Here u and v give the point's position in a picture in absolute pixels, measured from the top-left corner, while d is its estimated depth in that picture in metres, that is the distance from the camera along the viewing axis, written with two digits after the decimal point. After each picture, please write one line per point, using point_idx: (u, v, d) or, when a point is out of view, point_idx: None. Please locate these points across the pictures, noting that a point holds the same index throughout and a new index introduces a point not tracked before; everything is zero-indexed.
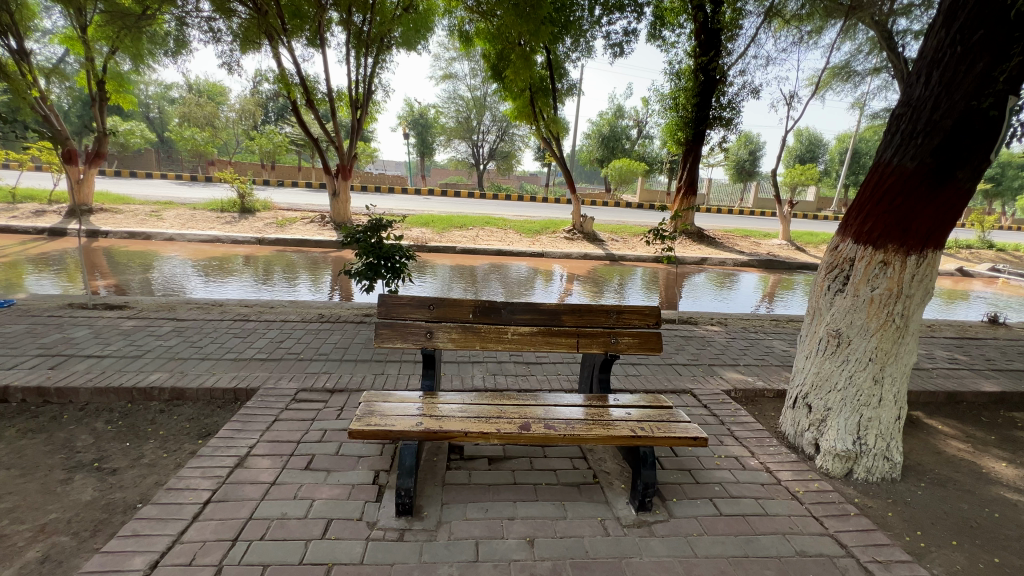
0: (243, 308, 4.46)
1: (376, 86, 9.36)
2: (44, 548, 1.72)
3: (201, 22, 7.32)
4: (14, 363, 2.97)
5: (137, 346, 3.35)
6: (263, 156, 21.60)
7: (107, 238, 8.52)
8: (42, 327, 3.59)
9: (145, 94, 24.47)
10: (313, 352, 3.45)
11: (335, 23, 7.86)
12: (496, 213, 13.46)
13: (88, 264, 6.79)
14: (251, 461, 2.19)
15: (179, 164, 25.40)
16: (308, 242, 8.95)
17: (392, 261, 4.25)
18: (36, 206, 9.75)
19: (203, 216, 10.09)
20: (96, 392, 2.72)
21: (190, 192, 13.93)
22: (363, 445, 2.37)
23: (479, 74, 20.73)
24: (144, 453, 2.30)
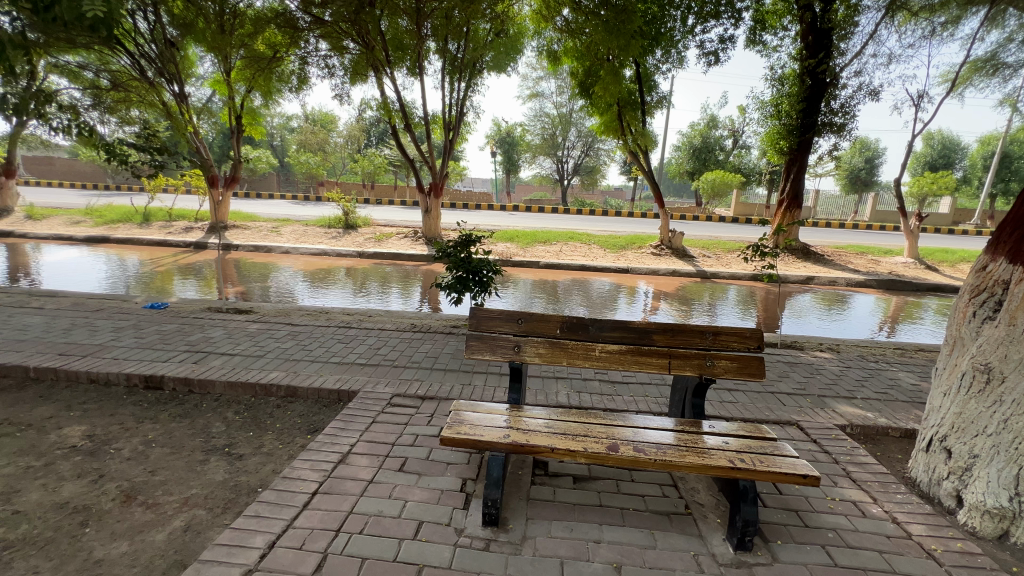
0: (346, 316, 4.87)
1: (468, 109, 9.83)
2: (186, 519, 1.99)
3: (319, 60, 8.22)
4: (167, 357, 3.50)
5: (259, 346, 3.80)
6: (365, 176, 23.58)
7: (237, 250, 9.77)
8: (188, 328, 4.20)
9: (271, 125, 27.95)
10: (406, 360, 3.66)
11: (433, 52, 8.42)
12: (580, 228, 13.39)
13: (222, 273, 7.84)
14: (352, 458, 2.37)
15: (295, 185, 28.53)
16: (401, 256, 9.56)
17: (479, 275, 4.39)
18: (185, 223, 11.49)
19: (313, 232, 11.22)
20: (228, 385, 3.12)
21: (304, 211, 15.57)
22: (452, 453, 2.46)
23: (565, 91, 20.97)
24: (264, 443, 2.59)
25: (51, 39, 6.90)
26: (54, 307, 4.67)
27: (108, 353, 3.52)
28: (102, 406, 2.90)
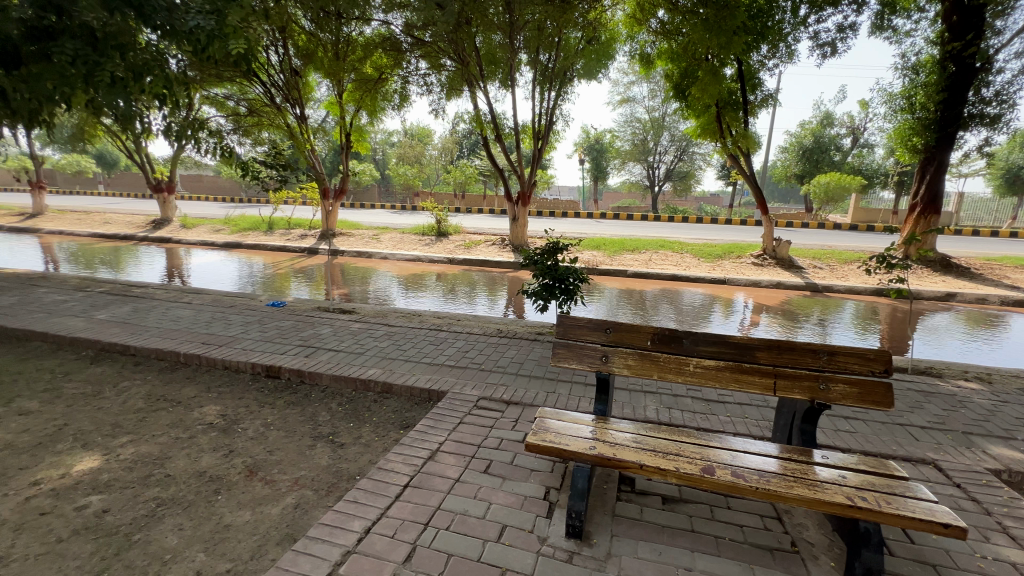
0: (437, 319, 5.11)
1: (557, 117, 9.89)
2: (296, 497, 2.20)
3: (419, 79, 8.77)
4: (284, 350, 3.93)
5: (360, 344, 4.12)
6: (457, 186, 24.68)
7: (343, 256, 10.72)
8: (302, 324, 4.68)
9: (375, 141, 30.38)
10: (493, 364, 3.74)
11: (525, 64, 8.60)
12: (671, 236, 12.81)
13: (330, 276, 8.64)
14: (440, 456, 2.47)
15: (394, 196, 30.68)
16: (489, 262, 9.83)
17: (566, 283, 4.36)
18: (302, 231, 12.85)
19: (409, 239, 11.96)
20: (333, 379, 3.41)
21: (401, 219, 16.67)
22: (536, 460, 2.46)
23: (658, 94, 20.27)
24: (363, 434, 2.79)
25: (205, 75, 8.12)
26: (199, 303, 5.46)
27: (238, 344, 4.03)
28: (233, 390, 3.32)
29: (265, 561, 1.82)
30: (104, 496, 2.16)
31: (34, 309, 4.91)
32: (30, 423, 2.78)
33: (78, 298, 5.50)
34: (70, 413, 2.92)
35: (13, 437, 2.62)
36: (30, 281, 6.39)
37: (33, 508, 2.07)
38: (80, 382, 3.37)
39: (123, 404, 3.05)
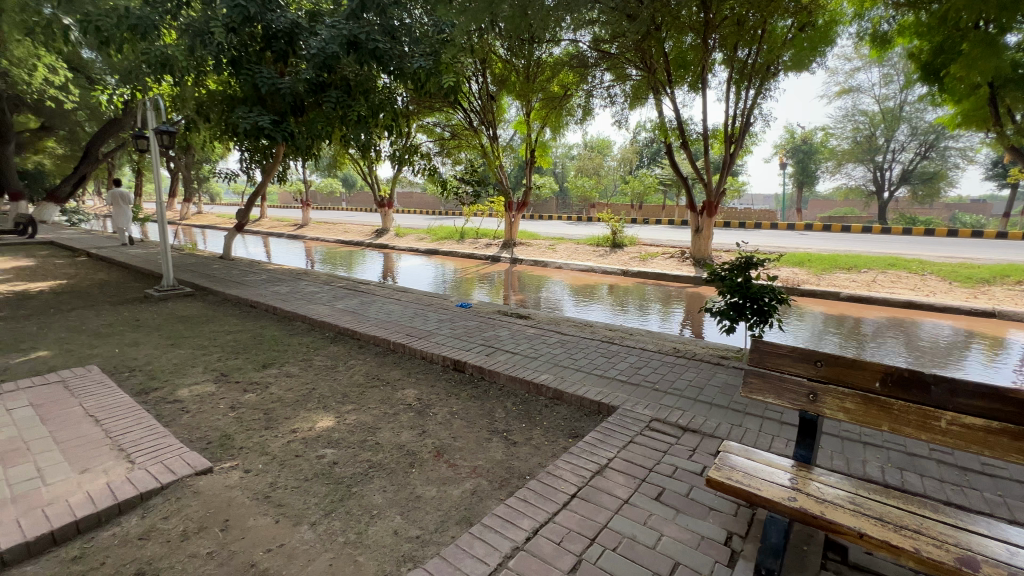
0: (609, 331, 5.05)
1: (755, 117, 8.89)
2: (473, 484, 2.40)
3: (603, 92, 8.85)
4: (470, 347, 4.35)
5: (535, 349, 4.31)
6: (634, 197, 24.16)
7: (521, 264, 11.44)
8: (485, 325, 5.13)
9: (556, 155, 31.81)
10: (668, 385, 3.51)
11: (719, 63, 7.98)
12: (907, 253, 10.28)
13: (509, 282, 9.30)
14: (608, 473, 2.41)
15: (571, 208, 31.59)
16: (666, 276, 9.32)
17: (759, 303, 3.85)
18: (487, 240, 14.16)
19: (583, 249, 12.13)
20: (509, 379, 3.64)
21: (577, 230, 17.04)
22: (717, 498, 2.21)
23: (895, 79, 16.55)
24: (534, 436, 2.90)
25: (421, 108, 9.61)
26: (406, 300, 6.44)
27: (433, 338, 4.61)
28: (427, 377, 3.82)
29: (447, 536, 2.02)
30: (335, 451, 2.69)
31: (299, 297, 6.44)
32: (292, 383, 3.64)
33: (325, 290, 7.03)
34: (317, 380, 3.72)
35: (282, 393, 3.46)
36: (298, 275, 8.42)
37: (291, 450, 2.69)
38: (324, 357, 4.28)
39: (350, 378, 3.76)
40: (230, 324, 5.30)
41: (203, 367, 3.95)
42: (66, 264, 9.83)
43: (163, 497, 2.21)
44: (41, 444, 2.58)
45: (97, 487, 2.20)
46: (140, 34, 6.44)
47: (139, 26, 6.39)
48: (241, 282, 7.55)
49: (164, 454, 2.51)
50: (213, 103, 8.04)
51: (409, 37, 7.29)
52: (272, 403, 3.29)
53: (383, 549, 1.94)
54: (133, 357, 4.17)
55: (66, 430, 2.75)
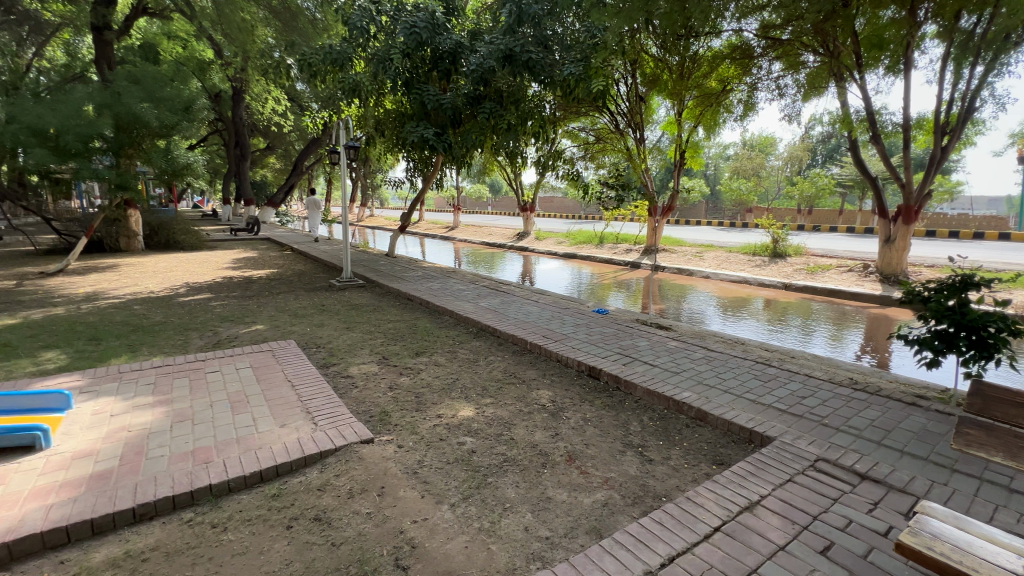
0: (765, 351, 4.49)
1: (983, 100, 7.08)
2: (604, 496, 2.33)
3: (770, 83, 7.93)
4: (606, 354, 4.26)
5: (676, 364, 4.04)
6: (802, 201, 21.23)
7: (664, 271, 10.85)
8: (622, 334, 4.98)
9: (708, 156, 29.56)
10: (841, 422, 2.99)
11: (931, 37, 6.55)
12: None
13: (648, 290, 8.90)
14: (760, 511, 2.14)
15: (723, 212, 29.02)
16: (841, 293, 7.96)
17: (977, 334, 3.06)
18: (628, 246, 13.77)
19: (736, 258, 11.03)
20: (646, 392, 3.47)
21: (730, 237, 15.57)
22: (907, 568, 1.80)
23: None
24: (671, 456, 2.72)
25: (568, 114, 9.75)
26: (544, 302, 6.59)
27: (569, 342, 4.62)
28: (562, 380, 3.85)
29: (576, 543, 2.01)
30: (473, 440, 2.87)
31: (448, 293, 7.03)
32: (440, 372, 3.99)
33: (471, 288, 7.55)
34: (460, 371, 4.01)
35: (431, 379, 3.81)
36: (448, 273, 9.20)
37: (436, 433, 2.94)
38: (468, 350, 4.60)
39: (490, 373, 3.98)
40: (392, 314, 6.02)
41: (369, 349, 4.55)
42: (278, 256, 12.22)
43: (336, 457, 2.60)
44: (256, 399, 3.24)
45: (291, 440, 2.68)
46: (339, 66, 7.71)
47: (338, 59, 7.65)
48: (402, 277, 8.52)
49: (338, 421, 2.95)
50: (388, 119, 9.23)
51: (560, 44, 7.43)
52: (423, 388, 3.64)
53: (513, 543, 2.00)
54: (319, 335, 4.99)
55: (273, 390, 3.40)
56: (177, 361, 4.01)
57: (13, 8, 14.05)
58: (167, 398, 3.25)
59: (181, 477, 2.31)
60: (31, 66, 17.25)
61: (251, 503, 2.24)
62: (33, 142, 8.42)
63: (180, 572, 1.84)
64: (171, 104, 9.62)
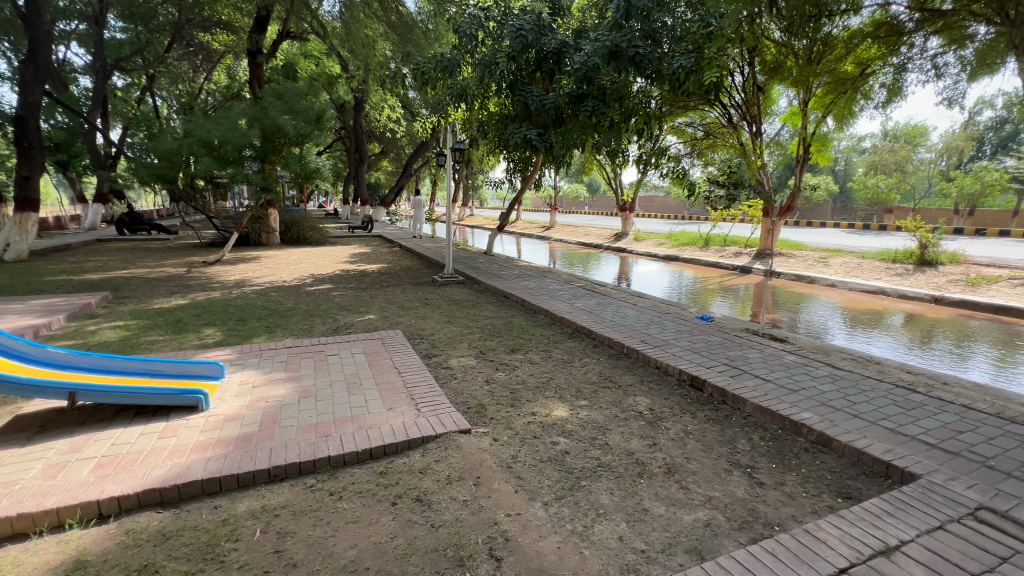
0: (908, 374, 3.87)
1: None
2: (707, 516, 2.18)
3: (924, 62, 6.81)
4: (710, 364, 3.98)
5: (794, 380, 3.64)
6: (961, 199, 17.99)
7: (779, 278, 9.88)
8: (730, 343, 4.62)
9: (838, 149, 26.30)
10: (1014, 467, 2.47)
11: None
12: None
13: (759, 297, 8.17)
14: (900, 560, 1.84)
15: (854, 213, 25.65)
16: (1014, 310, 6.60)
17: None
18: (737, 249, 12.78)
19: (870, 265, 9.68)
20: (758, 408, 3.18)
21: (862, 241, 13.73)
22: None
23: None
24: (786, 481, 2.46)
25: (675, 109, 9.28)
26: (642, 305, 6.36)
27: (669, 348, 4.40)
28: (661, 389, 3.67)
29: (674, 562, 1.90)
30: (567, 440, 2.85)
31: (544, 292, 7.08)
32: (535, 370, 4.03)
33: (566, 288, 7.52)
34: (555, 371, 4.01)
35: (526, 376, 3.87)
36: (544, 272, 9.28)
37: (530, 430, 2.97)
38: (562, 350, 4.59)
39: (585, 375, 3.93)
40: (489, 310, 6.21)
41: (468, 343, 4.74)
42: (388, 252, 13.24)
43: (437, 444, 2.74)
44: (368, 382, 3.54)
45: (397, 423, 2.88)
46: (449, 73, 8.13)
47: (448, 66, 8.06)
48: (499, 275, 8.76)
49: (439, 409, 3.11)
50: (491, 122, 9.53)
51: (670, 36, 7.09)
52: (518, 384, 3.70)
53: (607, 550, 1.95)
54: (423, 327, 5.32)
55: (382, 375, 3.69)
56: (304, 343, 4.53)
57: (192, 41, 16.87)
58: (296, 376, 3.68)
59: (307, 446, 2.60)
60: (202, 89, 20.60)
61: (363, 477, 2.45)
62: (203, 153, 10.05)
63: (304, 529, 2.08)
64: (305, 115, 10.91)
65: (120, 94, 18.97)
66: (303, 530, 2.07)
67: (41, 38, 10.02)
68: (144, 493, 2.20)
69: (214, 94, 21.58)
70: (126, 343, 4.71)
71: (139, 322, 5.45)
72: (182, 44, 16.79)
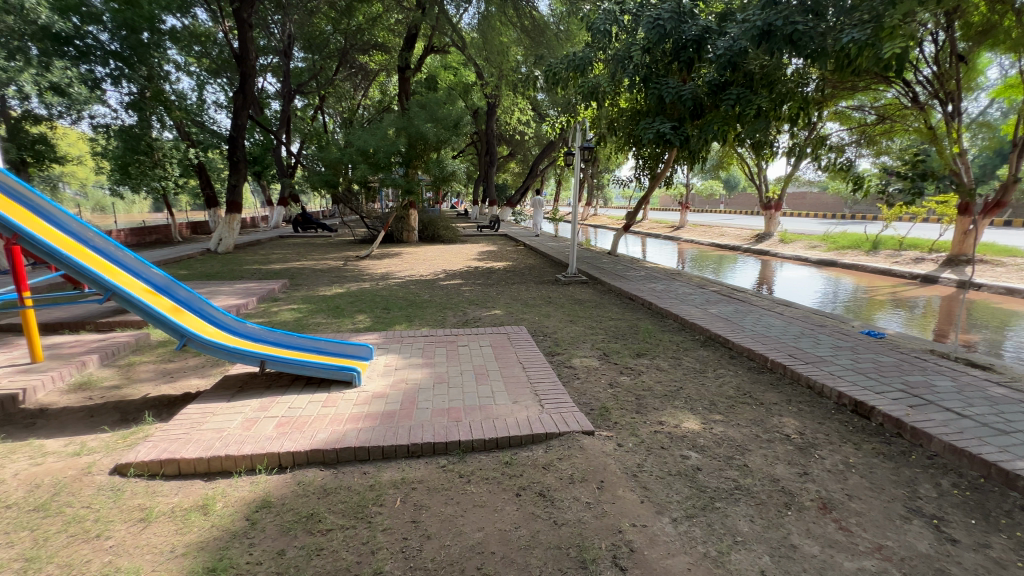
0: None
1: None
2: (875, 567, 1.85)
3: None
4: (881, 389, 3.37)
5: (1004, 419, 2.91)
6: None
7: (978, 290, 8.02)
8: (908, 366, 3.86)
9: None
10: None
11: None
12: None
13: (947, 313, 6.72)
14: None
15: None
16: None
17: None
18: (917, 253, 10.68)
19: None
20: (948, 448, 2.61)
21: None
22: None
23: None
24: (992, 544, 1.97)
25: (839, 91, 8.04)
26: (789, 315, 5.65)
27: (825, 366, 3.83)
28: (814, 411, 3.21)
29: None
30: (699, 456, 2.65)
31: (673, 296, 6.68)
32: (662, 377, 3.81)
33: (698, 292, 7.00)
34: (684, 380, 3.76)
35: (652, 383, 3.69)
36: (673, 275, 8.78)
37: (658, 440, 2.82)
38: (693, 358, 4.28)
39: (719, 388, 3.61)
40: (614, 312, 6.06)
41: (591, 344, 4.67)
42: (513, 250, 13.70)
43: (560, 442, 2.75)
44: (495, 374, 3.70)
45: (522, 416, 2.96)
46: (580, 72, 8.09)
47: (580, 65, 8.02)
48: (624, 276, 8.49)
49: (562, 407, 3.11)
50: (622, 119, 9.27)
51: (838, 7, 6.11)
52: (644, 391, 3.55)
53: None
54: (546, 325, 5.39)
55: (507, 369, 3.83)
56: (438, 333, 4.90)
57: (354, 63, 19.27)
58: (431, 363, 4.00)
59: (440, 429, 2.81)
60: (361, 104, 23.47)
61: (489, 465, 2.56)
62: (360, 161, 11.45)
63: (437, 505, 2.24)
64: (445, 122, 11.84)
65: (300, 114, 22.50)
66: (436, 505, 2.24)
67: (247, 73, 12.31)
68: (312, 452, 2.58)
69: (369, 109, 24.43)
70: (298, 323, 5.58)
71: (308, 307, 6.41)
72: (347, 67, 19.30)
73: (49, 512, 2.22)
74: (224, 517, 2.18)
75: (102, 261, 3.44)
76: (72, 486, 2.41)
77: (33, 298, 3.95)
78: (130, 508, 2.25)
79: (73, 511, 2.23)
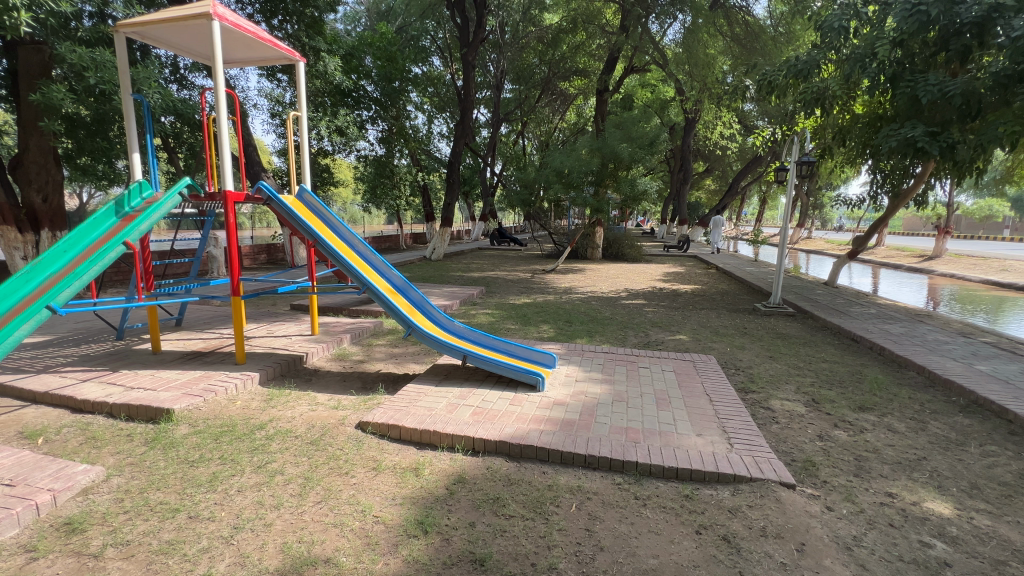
0: None
1: None
2: None
3: None
4: None
5: None
6: None
7: None
8: None
9: None
10: None
11: None
12: None
13: None
14: None
15: None
16: None
17: None
18: None
19: None
20: None
21: None
22: None
23: None
24: None
25: None
26: None
27: None
28: None
29: None
30: (949, 548, 2.09)
31: (917, 343, 5.34)
32: (896, 441, 3.09)
33: (960, 342, 5.43)
34: (931, 450, 2.98)
35: (880, 445, 3.02)
36: (919, 316, 7.02)
37: (885, 515, 2.31)
38: (948, 425, 3.36)
39: (989, 469, 2.76)
40: (829, 353, 5.14)
41: (796, 387, 4.06)
42: (703, 273, 12.78)
43: (751, 488, 2.49)
44: (678, 402, 3.53)
45: (706, 451, 2.76)
46: (803, 77, 7.18)
47: (803, 69, 7.11)
48: (846, 312, 7.13)
49: (756, 450, 2.80)
50: (856, 127, 7.85)
51: None
52: (867, 452, 2.94)
53: None
54: (739, 358, 4.88)
55: (692, 398, 3.60)
56: (619, 352, 4.89)
57: (557, 90, 20.53)
58: (611, 380, 4.03)
59: (618, 446, 2.81)
60: (557, 128, 24.91)
61: (668, 494, 2.47)
62: (555, 180, 12.19)
63: (611, 520, 2.26)
64: (640, 140, 11.90)
65: (504, 139, 25.04)
66: (610, 521, 2.26)
67: (467, 107, 14.27)
68: (500, 443, 2.87)
69: (565, 132, 25.79)
70: (492, 327, 6.23)
71: (500, 312, 7.11)
72: (549, 94, 20.77)
73: (319, 446, 2.98)
74: (430, 482, 2.59)
75: (362, 262, 4.45)
76: (333, 430, 3.18)
77: (316, 286, 5.31)
78: (367, 457, 2.85)
79: (332, 450, 2.93)
